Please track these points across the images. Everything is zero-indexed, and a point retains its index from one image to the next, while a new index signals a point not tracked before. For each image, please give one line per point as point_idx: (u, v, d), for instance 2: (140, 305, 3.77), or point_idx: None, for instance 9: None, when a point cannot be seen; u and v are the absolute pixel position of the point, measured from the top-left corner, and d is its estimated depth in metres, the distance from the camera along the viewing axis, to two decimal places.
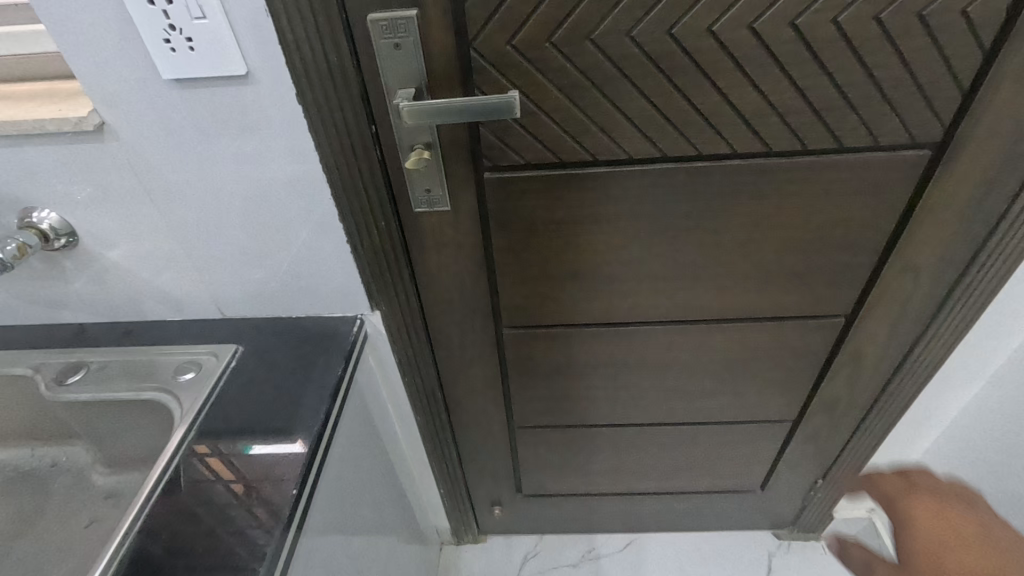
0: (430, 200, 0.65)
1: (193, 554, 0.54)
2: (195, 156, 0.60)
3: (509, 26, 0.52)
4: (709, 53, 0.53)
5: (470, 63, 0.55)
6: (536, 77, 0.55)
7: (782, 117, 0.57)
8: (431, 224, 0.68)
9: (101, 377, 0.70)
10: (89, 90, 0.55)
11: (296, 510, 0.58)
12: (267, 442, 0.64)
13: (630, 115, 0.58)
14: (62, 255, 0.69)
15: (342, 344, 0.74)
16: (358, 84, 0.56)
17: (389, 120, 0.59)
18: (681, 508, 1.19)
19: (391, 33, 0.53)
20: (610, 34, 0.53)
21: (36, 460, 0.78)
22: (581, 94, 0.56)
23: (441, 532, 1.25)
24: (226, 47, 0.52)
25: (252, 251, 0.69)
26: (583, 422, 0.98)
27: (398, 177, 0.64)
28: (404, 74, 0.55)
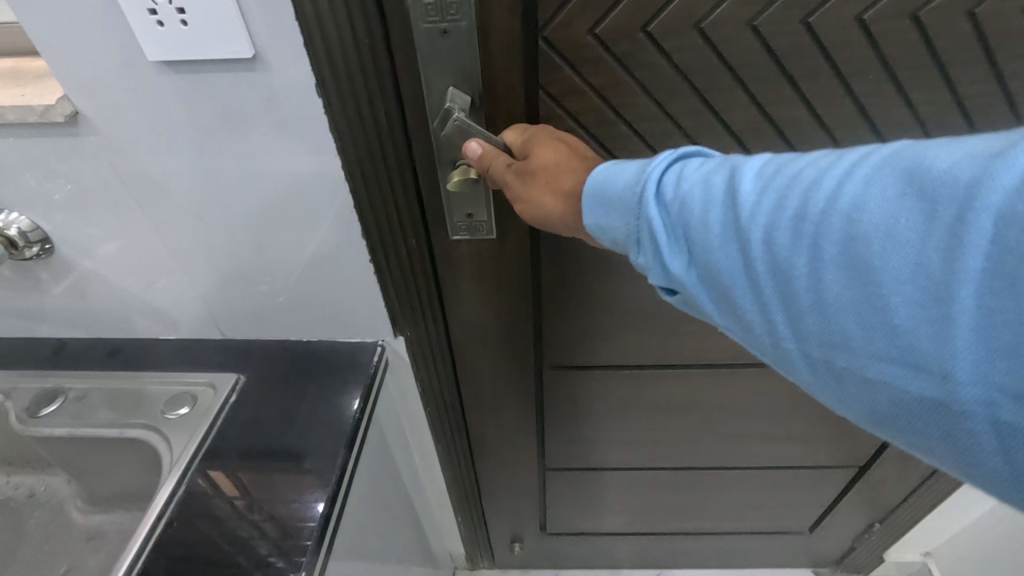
0: (470, 226, 0.56)
1: (192, 559, 0.49)
2: (192, 152, 0.49)
3: (593, 11, 0.45)
4: (851, 46, 0.47)
5: (537, 54, 0.47)
6: (622, 76, 0.49)
7: (918, 119, 0.52)
8: (472, 246, 0.58)
9: (81, 408, 0.61)
10: (57, 71, 0.44)
11: (325, 530, 0.51)
12: (277, 472, 0.55)
13: (736, 127, 0.52)
14: (35, 264, 0.59)
15: (362, 375, 0.64)
16: (394, 77, 0.46)
17: (426, 124, 0.49)
18: (717, 544, 1.11)
19: (438, 15, 0.42)
20: (723, 24, 0.46)
21: (12, 488, 0.69)
22: (679, 102, 0.50)
23: (455, 557, 1.17)
24: (228, 22, 0.41)
25: (260, 265, 0.59)
26: (622, 460, 0.89)
27: (434, 195, 0.54)
28: (453, 67, 0.45)
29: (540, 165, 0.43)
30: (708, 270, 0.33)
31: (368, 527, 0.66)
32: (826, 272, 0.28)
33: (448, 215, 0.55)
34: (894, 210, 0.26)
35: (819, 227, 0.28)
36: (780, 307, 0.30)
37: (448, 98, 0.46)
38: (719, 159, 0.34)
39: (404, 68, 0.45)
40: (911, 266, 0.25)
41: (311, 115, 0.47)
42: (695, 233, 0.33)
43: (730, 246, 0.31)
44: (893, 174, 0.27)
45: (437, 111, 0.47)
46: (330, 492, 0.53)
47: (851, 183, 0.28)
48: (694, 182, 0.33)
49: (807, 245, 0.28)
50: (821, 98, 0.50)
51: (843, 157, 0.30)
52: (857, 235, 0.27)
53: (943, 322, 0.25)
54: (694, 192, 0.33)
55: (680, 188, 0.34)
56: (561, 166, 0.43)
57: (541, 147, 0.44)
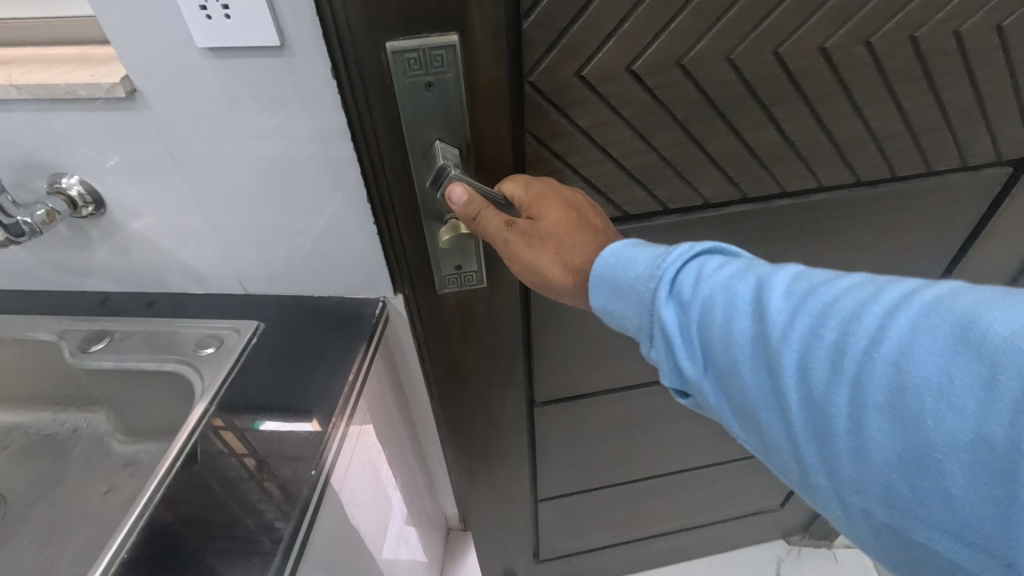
0: (458, 278, 0.66)
1: (205, 524, 0.55)
2: (227, 129, 0.59)
3: (579, 56, 0.53)
4: (813, 68, 0.57)
5: (524, 95, 0.55)
6: (607, 112, 0.57)
7: (871, 132, 0.63)
8: (459, 279, 0.65)
9: (124, 346, 0.71)
10: (123, 56, 0.54)
11: (314, 492, 0.58)
12: (282, 420, 0.64)
13: (716, 154, 0.62)
14: (89, 223, 0.69)
15: (366, 325, 0.74)
16: (382, 117, 0.53)
17: (411, 166, 0.57)
18: (699, 532, 1.21)
19: (420, 68, 0.50)
20: (703, 58, 0.54)
21: (58, 424, 0.79)
22: (662, 132, 0.60)
23: (450, 517, 1.30)
24: (262, 18, 0.50)
25: (280, 234, 0.69)
26: (609, 454, 0.97)
27: (427, 251, 0.63)
28: (434, 115, 0.53)
29: (539, 231, 0.52)
30: (739, 379, 0.38)
31: (364, 480, 0.76)
32: (868, 415, 0.32)
33: (438, 270, 0.65)
34: (942, 367, 0.29)
35: (857, 367, 0.32)
36: (815, 433, 0.34)
37: (435, 152, 0.55)
38: (748, 269, 0.40)
39: (391, 110, 0.53)
40: (962, 429, 0.28)
41: (326, 98, 0.56)
42: (732, 347, 0.38)
43: (764, 363, 0.37)
44: (942, 329, 0.30)
45: (422, 152, 0.55)
46: (325, 433, 0.63)
47: (894, 330, 0.31)
48: (722, 291, 0.39)
49: (845, 382, 0.32)
50: (789, 117, 0.60)
51: (890, 295, 0.33)
52: (896, 379, 0.30)
53: (993, 489, 0.28)
54: (725, 307, 0.39)
55: (717, 301, 0.39)
56: (558, 235, 0.51)
57: (541, 211, 0.52)
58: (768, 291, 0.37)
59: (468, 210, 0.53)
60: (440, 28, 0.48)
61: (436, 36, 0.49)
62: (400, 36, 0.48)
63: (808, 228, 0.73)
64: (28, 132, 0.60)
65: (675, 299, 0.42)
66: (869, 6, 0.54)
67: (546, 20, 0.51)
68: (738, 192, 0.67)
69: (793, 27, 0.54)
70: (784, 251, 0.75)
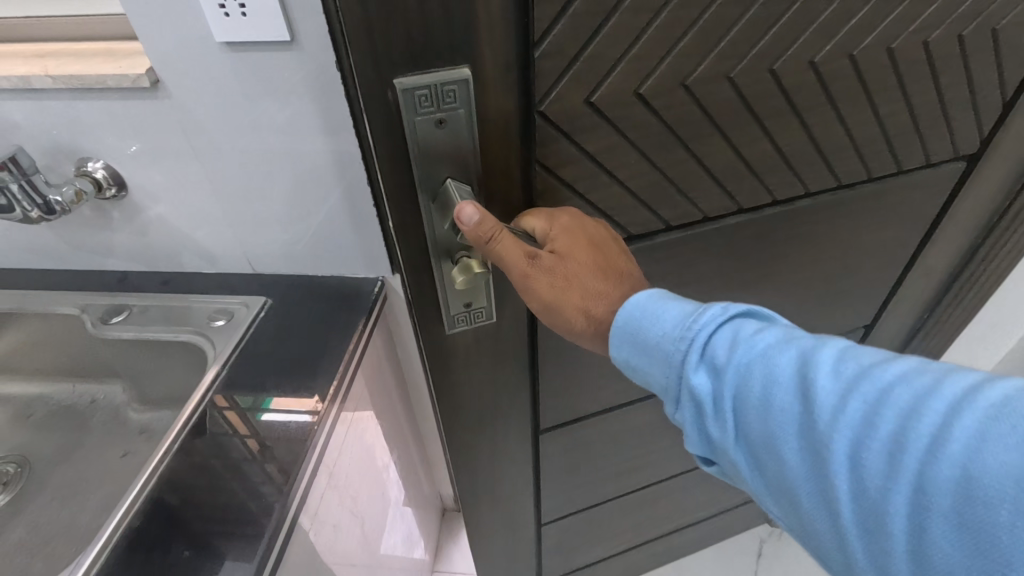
0: (468, 316, 0.67)
1: (204, 509, 0.58)
2: (241, 118, 0.65)
3: (590, 81, 0.53)
4: (800, 82, 0.60)
5: (532, 124, 0.55)
6: (615, 135, 0.58)
7: (851, 137, 0.67)
8: (469, 316, 0.67)
9: (143, 318, 0.76)
10: (149, 50, 0.59)
11: (303, 472, 0.63)
12: (287, 395, 0.69)
13: (717, 168, 0.65)
14: (111, 206, 0.75)
15: (366, 301, 0.79)
16: (391, 155, 0.52)
17: (419, 203, 0.56)
18: (690, 527, 1.27)
19: (431, 105, 0.50)
20: (704, 79, 0.57)
21: (77, 395, 0.84)
22: (669, 152, 0.61)
23: (445, 498, 1.35)
24: (274, 15, 0.56)
25: (286, 217, 0.74)
26: (609, 460, 1.00)
27: (436, 290, 0.64)
28: (443, 152, 0.53)
29: (566, 272, 0.55)
30: (782, 454, 0.39)
31: (359, 451, 0.82)
32: (928, 515, 0.32)
33: (448, 308, 0.65)
34: (1010, 479, 0.29)
35: (915, 464, 0.33)
36: (867, 524, 0.35)
37: (448, 191, 0.54)
38: (792, 343, 0.41)
39: (400, 148, 0.52)
40: None
41: (333, 88, 0.62)
42: (777, 423, 0.39)
43: (808, 443, 0.38)
44: (1012, 439, 0.30)
45: (432, 186, 0.55)
46: (321, 413, 0.68)
47: (955, 432, 0.32)
48: (765, 364, 0.41)
49: (901, 478, 0.33)
50: (780, 129, 0.63)
51: (948, 391, 0.34)
52: (961, 484, 0.31)
53: None
54: (769, 381, 0.40)
55: (758, 374, 0.41)
56: (584, 279, 0.55)
57: (567, 252, 0.55)
58: (813, 370, 0.38)
59: (483, 231, 0.52)
60: (450, 64, 0.48)
61: (446, 73, 0.49)
62: (410, 74, 0.48)
63: (795, 232, 0.76)
64: (58, 119, 0.66)
65: (712, 366, 0.44)
66: (852, 22, 0.58)
67: (559, 48, 0.50)
68: (734, 204, 0.69)
69: (783, 46, 0.57)
70: (773, 256, 0.78)
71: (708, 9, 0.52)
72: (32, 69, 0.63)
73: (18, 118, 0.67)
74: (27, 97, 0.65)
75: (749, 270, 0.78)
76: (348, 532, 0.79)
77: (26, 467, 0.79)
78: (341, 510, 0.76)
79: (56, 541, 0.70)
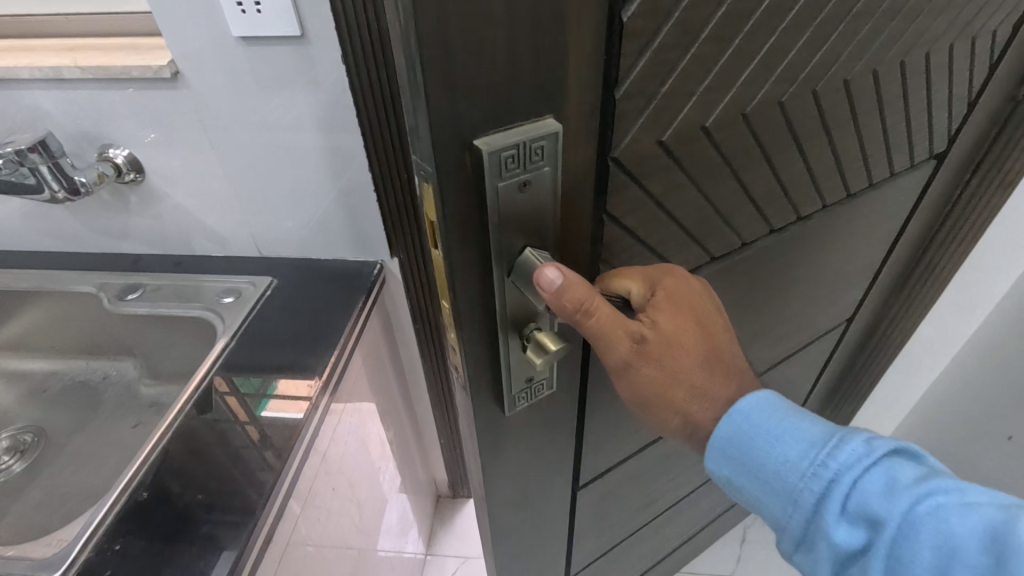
0: (529, 391, 0.53)
1: (209, 490, 0.60)
2: (256, 109, 0.70)
3: (661, 122, 0.42)
4: (837, 101, 0.54)
5: (606, 175, 0.43)
6: (680, 175, 0.47)
7: (863, 152, 0.62)
8: (528, 392, 0.53)
9: (156, 296, 0.81)
10: (172, 46, 0.65)
11: (296, 450, 0.65)
12: (284, 377, 0.72)
13: (756, 195, 0.55)
14: (128, 190, 0.80)
15: (365, 281, 0.84)
16: (462, 228, 0.38)
17: (491, 280, 0.42)
18: (696, 538, 1.24)
19: (518, 167, 0.37)
20: (763, 107, 0.48)
21: (90, 371, 0.89)
22: (719, 184, 0.51)
23: (440, 484, 1.39)
24: (287, 14, 0.62)
25: (292, 202, 0.80)
26: (638, 505, 0.92)
27: (497, 372, 0.49)
28: (525, 222, 0.40)
29: (666, 363, 0.47)
30: None
31: (356, 436, 0.86)
32: None
33: (509, 388, 0.51)
34: None
35: None
36: None
37: (529, 264, 0.41)
38: (971, 505, 0.36)
39: (473, 220, 0.38)
40: None
41: (337, 79, 0.67)
42: None
43: None
44: None
45: (508, 260, 0.41)
46: (314, 400, 0.70)
47: None
48: (937, 528, 0.36)
49: None
50: (815, 152, 0.56)
51: None
52: None
53: None
54: (944, 551, 0.36)
55: (928, 538, 0.36)
56: (691, 375, 0.47)
57: (674, 337, 0.47)
58: (1008, 552, 0.33)
59: (578, 298, 0.42)
60: (540, 113, 0.37)
61: (533, 123, 0.37)
62: (494, 129, 0.35)
63: (823, 246, 0.70)
64: (83, 108, 0.72)
65: (858, 512, 0.40)
66: (884, 35, 0.51)
67: (641, 87, 0.39)
68: (768, 227, 0.60)
69: (831, 61, 0.49)
70: (806, 276, 0.72)
71: (774, 34, 0.43)
72: (63, 61, 0.68)
73: (47, 107, 0.72)
74: (57, 86, 0.70)
75: (786, 295, 0.72)
76: (341, 514, 0.82)
77: (44, 437, 0.84)
78: (337, 487, 0.80)
79: (71, 501, 0.75)
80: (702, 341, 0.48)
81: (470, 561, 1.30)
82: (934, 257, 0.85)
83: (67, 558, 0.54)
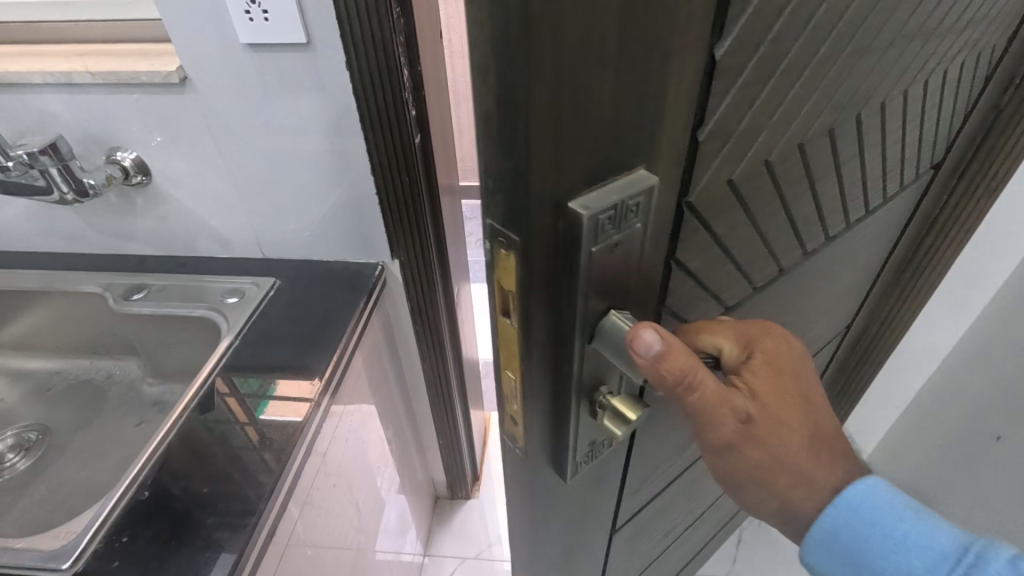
0: (592, 455, 0.46)
1: (211, 491, 0.61)
2: (261, 113, 0.72)
3: (735, 159, 0.38)
4: (875, 124, 0.51)
5: (681, 222, 0.38)
6: (739, 214, 0.43)
7: (887, 170, 0.60)
8: (590, 457, 0.46)
9: (161, 296, 0.83)
10: (182, 52, 0.67)
11: (295, 452, 0.66)
12: (285, 377, 0.73)
13: (799, 224, 0.52)
14: (134, 192, 0.82)
15: (366, 283, 0.86)
16: (539, 291, 0.34)
17: (567, 348, 0.36)
18: (704, 551, 1.23)
19: (614, 227, 0.32)
20: (817, 135, 0.45)
21: (95, 369, 0.90)
22: (769, 217, 0.47)
23: (438, 485, 1.41)
24: (294, 22, 0.64)
25: (296, 205, 0.81)
26: (659, 535, 0.88)
27: (562, 441, 0.43)
28: (610, 282, 0.35)
29: (762, 435, 0.44)
30: None
31: (355, 436, 0.87)
32: None
33: (573, 457, 0.44)
34: None
35: None
36: None
37: (615, 329, 0.36)
38: None
39: (557, 283, 0.33)
40: None
41: (341, 86, 0.69)
42: None
43: None
44: None
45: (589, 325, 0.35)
46: (314, 399, 0.71)
47: None
48: None
49: None
50: (851, 175, 0.54)
51: None
52: None
53: None
54: None
55: None
56: (791, 446, 0.44)
57: (774, 407, 0.44)
58: None
59: (684, 368, 0.37)
60: (634, 165, 0.32)
61: (628, 177, 0.32)
62: (589, 189, 0.30)
63: (842, 262, 0.68)
64: (91, 112, 0.74)
65: None
66: (921, 55, 0.49)
67: (721, 126, 0.34)
68: (803, 255, 0.57)
69: (878, 84, 0.47)
70: (823, 293, 0.71)
71: (835, 63, 0.40)
72: (74, 66, 0.70)
73: (57, 111, 0.74)
74: (67, 91, 0.72)
75: (806, 315, 0.70)
76: (341, 513, 0.83)
77: (48, 434, 0.85)
78: (337, 486, 0.81)
79: (75, 497, 0.76)
80: (801, 412, 0.45)
81: (468, 562, 1.31)
82: (921, 259, 0.86)
83: (74, 551, 0.55)
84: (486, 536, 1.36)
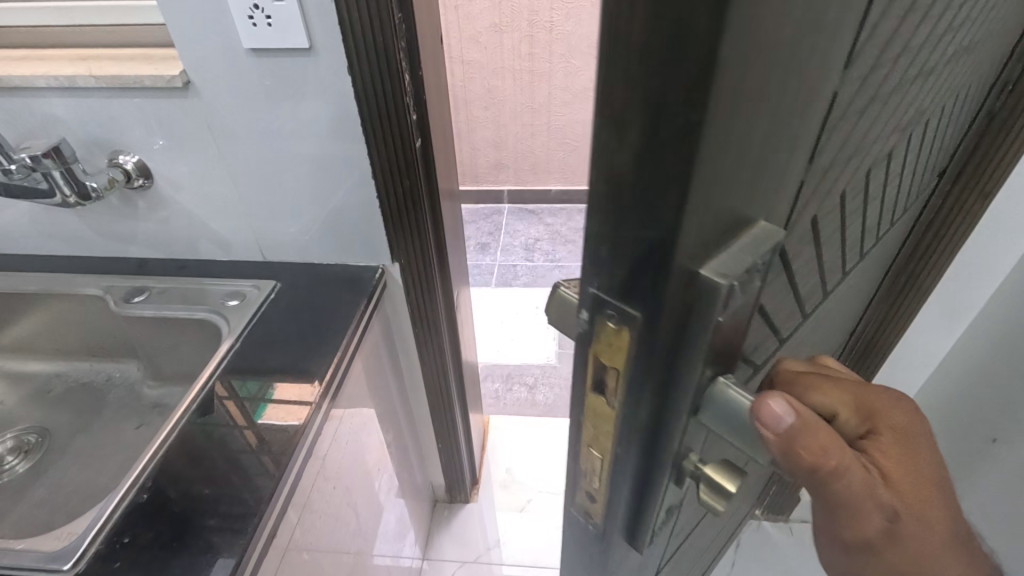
0: (666, 520, 0.41)
1: (210, 493, 0.61)
2: (263, 117, 0.72)
3: (830, 192, 0.35)
4: (916, 139, 0.50)
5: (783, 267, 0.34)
6: (821, 246, 0.40)
7: (912, 182, 0.60)
8: (664, 523, 0.40)
9: (162, 298, 0.83)
10: (185, 57, 0.68)
11: (295, 455, 0.66)
12: (285, 380, 0.73)
13: (853, 246, 0.49)
14: (136, 195, 0.82)
15: (366, 286, 0.86)
16: (646, 365, 0.28)
17: (666, 424, 0.31)
18: None
19: (743, 291, 0.26)
20: (883, 158, 0.43)
21: (94, 372, 0.91)
22: (838, 245, 0.44)
23: (436, 489, 1.41)
24: (296, 27, 0.64)
25: (297, 208, 0.82)
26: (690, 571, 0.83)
27: (644, 515, 0.37)
28: (725, 350, 0.29)
29: (906, 529, 0.35)
30: None
31: (355, 440, 0.87)
32: None
33: (651, 528, 0.38)
34: None
35: None
36: None
37: (728, 402, 0.29)
38: None
39: (670, 353, 0.27)
40: None
41: (342, 90, 0.69)
42: None
43: None
44: None
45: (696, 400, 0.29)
46: (314, 403, 0.71)
47: None
48: None
49: None
50: (893, 191, 0.52)
51: None
52: None
53: None
54: None
55: None
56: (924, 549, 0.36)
57: (914, 505, 0.35)
58: None
59: (818, 447, 0.30)
60: (760, 218, 0.26)
61: (756, 233, 0.26)
62: (722, 249, 0.24)
63: (861, 274, 0.68)
64: (93, 115, 0.74)
65: None
66: (958, 70, 0.49)
67: (829, 160, 0.31)
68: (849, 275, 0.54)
69: (930, 100, 0.46)
70: (842, 305, 0.70)
71: (912, 84, 0.38)
72: (77, 70, 0.71)
73: (60, 114, 0.74)
74: (70, 94, 0.72)
75: (825, 328, 0.69)
76: (340, 517, 0.83)
77: (47, 437, 0.85)
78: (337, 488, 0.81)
79: (73, 500, 0.76)
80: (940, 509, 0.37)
81: (467, 565, 1.31)
82: (918, 262, 0.87)
83: (74, 553, 0.55)
84: (485, 539, 1.36)
